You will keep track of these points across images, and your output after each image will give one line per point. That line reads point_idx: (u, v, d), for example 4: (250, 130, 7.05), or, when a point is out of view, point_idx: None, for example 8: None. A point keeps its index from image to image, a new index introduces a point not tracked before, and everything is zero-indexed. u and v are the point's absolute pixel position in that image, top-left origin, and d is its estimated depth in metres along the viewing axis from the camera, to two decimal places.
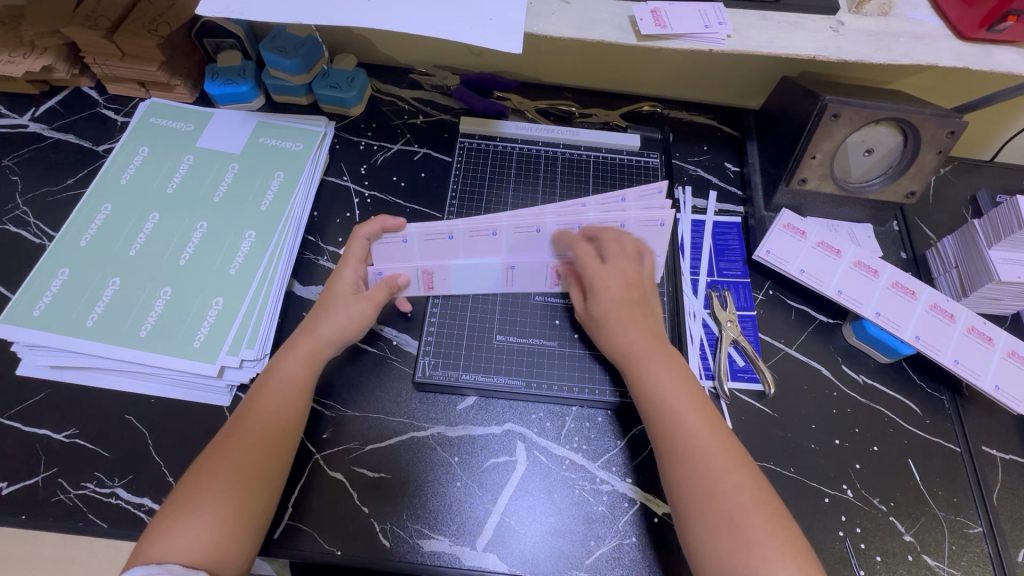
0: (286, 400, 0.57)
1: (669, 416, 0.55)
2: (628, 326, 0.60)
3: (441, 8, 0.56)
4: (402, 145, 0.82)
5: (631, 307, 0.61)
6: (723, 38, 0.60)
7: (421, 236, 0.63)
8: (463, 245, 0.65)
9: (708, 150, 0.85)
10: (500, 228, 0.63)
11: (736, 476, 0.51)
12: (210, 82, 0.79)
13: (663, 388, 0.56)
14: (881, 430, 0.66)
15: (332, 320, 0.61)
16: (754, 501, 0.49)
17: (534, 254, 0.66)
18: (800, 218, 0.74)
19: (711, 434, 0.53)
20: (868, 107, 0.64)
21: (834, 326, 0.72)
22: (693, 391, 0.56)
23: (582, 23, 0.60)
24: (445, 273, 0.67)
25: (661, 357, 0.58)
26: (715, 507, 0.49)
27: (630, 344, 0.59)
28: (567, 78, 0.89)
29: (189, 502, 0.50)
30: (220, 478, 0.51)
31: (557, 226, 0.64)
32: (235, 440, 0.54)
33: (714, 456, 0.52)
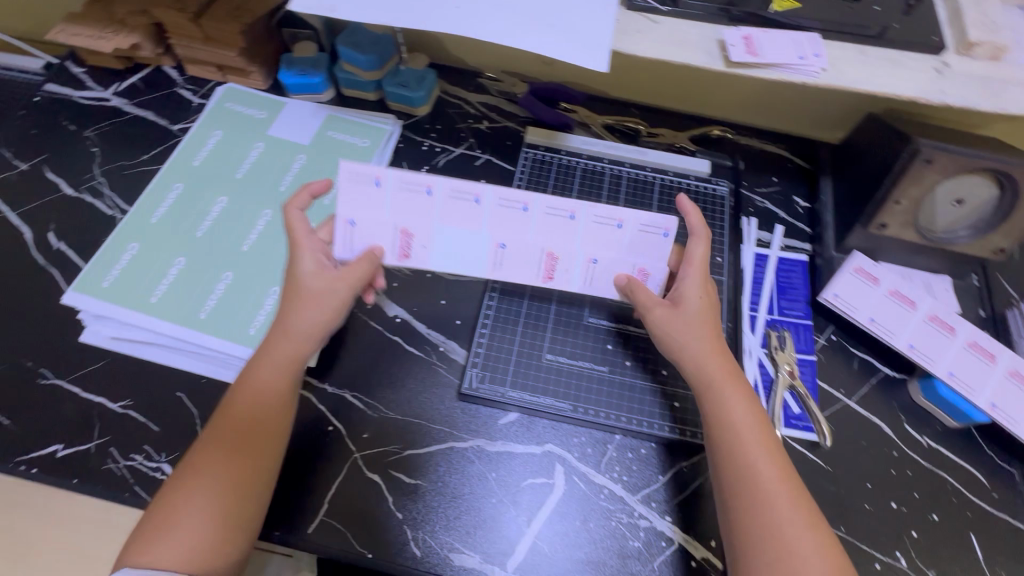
0: (270, 405, 0.55)
1: (729, 445, 0.52)
2: (696, 346, 0.57)
3: (529, 19, 0.55)
4: (465, 149, 0.82)
5: (701, 323, 0.58)
6: (818, 71, 0.57)
7: (397, 183, 0.58)
8: (439, 206, 0.59)
9: (778, 182, 0.82)
10: (436, 185, 0.58)
11: (796, 525, 0.48)
12: (285, 71, 0.81)
13: (720, 418, 0.54)
14: (943, 498, 0.62)
15: (306, 316, 0.58)
16: (812, 547, 0.47)
17: (526, 234, 0.61)
18: (873, 263, 0.71)
19: (769, 472, 0.51)
20: (965, 155, 0.60)
21: (899, 381, 0.68)
22: (754, 427, 0.53)
23: (668, 45, 0.58)
24: (422, 239, 0.61)
25: (723, 384, 0.55)
26: (769, 546, 0.47)
27: (696, 365, 0.57)
28: (635, 95, 0.87)
29: (168, 517, 0.49)
30: (197, 494, 0.50)
31: (547, 208, 0.59)
32: (211, 455, 0.52)
33: (771, 497, 0.49)
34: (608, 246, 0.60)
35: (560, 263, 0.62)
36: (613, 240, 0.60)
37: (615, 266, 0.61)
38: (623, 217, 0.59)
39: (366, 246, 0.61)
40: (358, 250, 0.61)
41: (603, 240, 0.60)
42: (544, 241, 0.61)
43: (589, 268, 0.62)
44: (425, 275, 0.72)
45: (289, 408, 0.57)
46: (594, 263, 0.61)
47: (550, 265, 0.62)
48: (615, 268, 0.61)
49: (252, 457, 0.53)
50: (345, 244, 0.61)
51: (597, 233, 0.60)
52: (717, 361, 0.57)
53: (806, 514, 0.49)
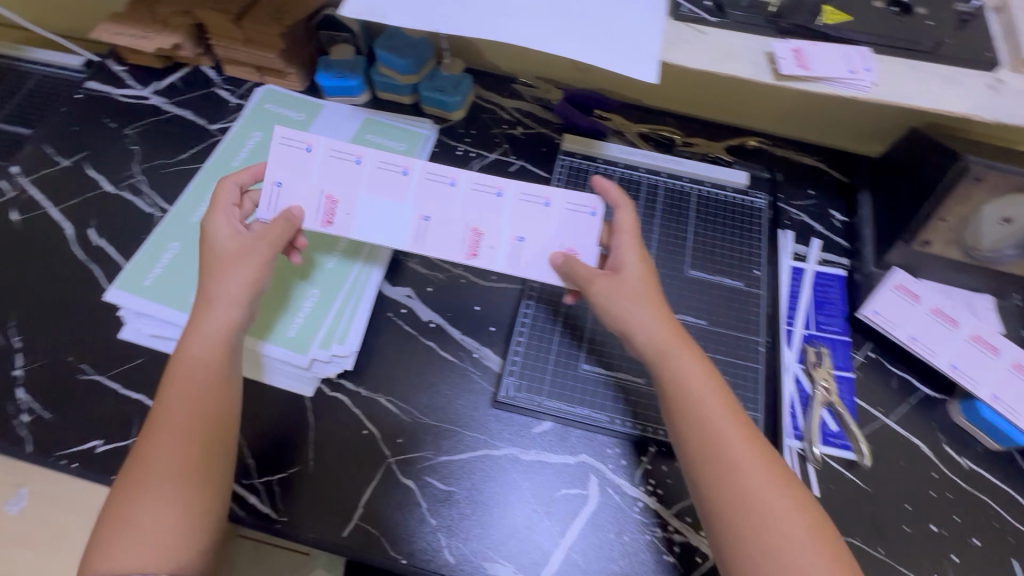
0: (207, 382, 0.54)
1: (688, 419, 0.50)
2: (642, 319, 0.55)
3: (579, 28, 0.55)
4: (499, 155, 0.82)
5: (642, 291, 0.57)
6: (868, 85, 0.56)
7: (328, 148, 0.62)
8: (368, 174, 0.62)
9: (814, 195, 0.81)
10: (366, 155, 0.62)
11: (766, 481, 0.46)
12: (323, 73, 0.81)
13: (674, 392, 0.51)
14: (984, 522, 0.61)
15: (235, 279, 0.57)
16: (790, 513, 0.45)
17: (451, 209, 0.63)
18: (914, 281, 0.70)
19: (735, 444, 0.48)
20: (1016, 174, 0.59)
21: (939, 401, 0.67)
22: (710, 387, 0.51)
23: (716, 57, 0.58)
24: (347, 206, 0.62)
25: (674, 357, 0.53)
26: (746, 519, 0.45)
27: (647, 338, 0.54)
28: (670, 104, 0.86)
29: (120, 524, 0.47)
30: (144, 496, 0.48)
31: (474, 184, 0.63)
32: (154, 452, 0.50)
33: (740, 464, 0.47)
34: (532, 224, 0.62)
35: (484, 240, 0.62)
36: (540, 218, 0.62)
37: (538, 246, 0.62)
38: (548, 196, 0.62)
39: (290, 206, 0.62)
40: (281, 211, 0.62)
41: (531, 219, 0.62)
42: (468, 217, 0.63)
43: (515, 246, 0.62)
44: (459, 280, 0.72)
45: (231, 378, 0.55)
46: (521, 242, 0.62)
47: (475, 241, 0.62)
48: (538, 248, 0.62)
49: (199, 438, 0.51)
50: (269, 204, 0.62)
51: (524, 210, 0.62)
52: (664, 332, 0.54)
53: (772, 465, 0.48)
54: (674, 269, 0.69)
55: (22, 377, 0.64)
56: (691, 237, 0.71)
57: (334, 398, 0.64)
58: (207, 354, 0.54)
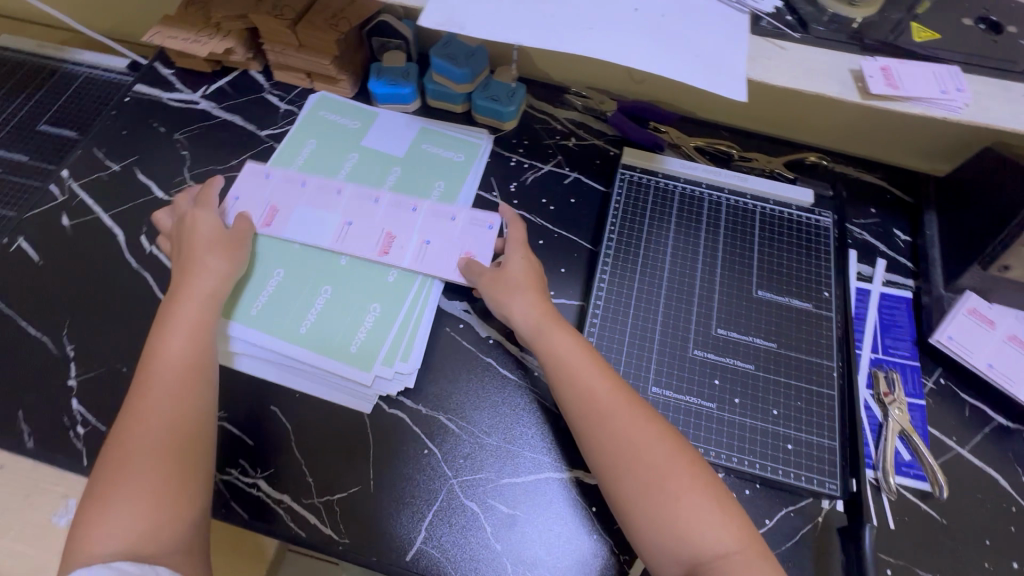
0: (190, 347, 0.56)
1: (566, 381, 0.55)
2: (525, 299, 0.60)
3: (664, 43, 0.53)
4: (553, 166, 0.81)
5: (523, 275, 0.62)
6: (961, 106, 0.54)
7: (281, 175, 0.71)
8: (309, 193, 0.69)
9: (877, 213, 0.79)
10: (309, 179, 0.71)
11: (636, 427, 0.51)
12: (375, 80, 0.80)
13: (555, 362, 0.56)
14: None
15: (215, 257, 0.62)
16: (657, 450, 0.50)
17: (372, 218, 0.68)
18: (989, 306, 0.68)
19: (612, 400, 0.53)
20: None
21: (1015, 431, 0.65)
22: (579, 352, 0.56)
23: (800, 73, 0.56)
24: (285, 214, 0.68)
25: (552, 331, 0.58)
26: (625, 457, 0.50)
27: (523, 319, 0.59)
28: (726, 117, 0.85)
29: (104, 501, 0.48)
30: (129, 467, 0.49)
31: (395, 201, 0.69)
32: (136, 425, 0.51)
33: (611, 415, 0.52)
34: (442, 235, 0.67)
35: (396, 242, 0.66)
36: (447, 230, 0.68)
37: (443, 254, 0.66)
38: (454, 213, 0.69)
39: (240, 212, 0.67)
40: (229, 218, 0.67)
41: (439, 228, 0.68)
42: (385, 225, 0.68)
43: (421, 249, 0.66)
44: None
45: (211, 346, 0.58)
46: (428, 244, 0.67)
47: (388, 242, 0.66)
48: (443, 252, 0.66)
49: (186, 400, 0.53)
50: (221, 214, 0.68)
51: (434, 223, 0.68)
52: (541, 309, 0.59)
53: (643, 411, 0.53)
54: (741, 288, 0.67)
55: (76, 387, 0.63)
56: (757, 256, 0.69)
57: (392, 416, 0.62)
58: (187, 324, 0.57)
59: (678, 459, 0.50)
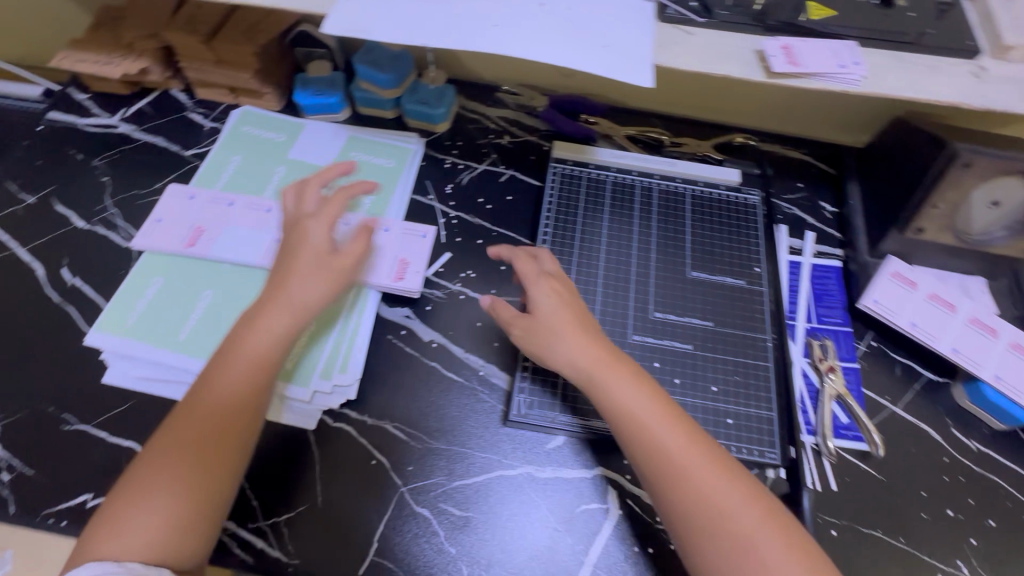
0: (254, 376, 0.53)
1: (637, 438, 0.50)
2: (574, 346, 0.54)
3: (574, 36, 0.54)
4: (488, 165, 0.81)
5: (561, 316, 0.56)
6: (859, 79, 0.57)
7: (208, 196, 0.68)
8: (238, 213, 0.67)
9: (804, 188, 0.82)
10: (238, 198, 0.68)
11: (717, 484, 0.47)
12: (301, 92, 0.79)
13: (620, 415, 0.51)
14: (998, 503, 0.62)
15: (307, 280, 0.57)
16: (737, 507, 0.46)
17: None
18: (909, 268, 0.71)
19: (684, 455, 0.49)
20: (1003, 158, 0.60)
21: (943, 384, 0.68)
22: (647, 402, 0.51)
23: (708, 57, 0.58)
24: (213, 234, 0.66)
25: (611, 380, 0.52)
26: (706, 520, 0.46)
27: (575, 368, 0.54)
28: (655, 105, 0.87)
29: (128, 504, 0.46)
30: (164, 475, 0.47)
31: None
32: (187, 436, 0.49)
33: (690, 472, 0.48)
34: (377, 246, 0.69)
35: None
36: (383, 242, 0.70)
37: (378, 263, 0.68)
38: (388, 226, 0.72)
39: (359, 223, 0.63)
40: (153, 244, 0.65)
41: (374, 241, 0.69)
42: None
43: None
44: (459, 296, 0.70)
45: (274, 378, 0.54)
46: None
47: None
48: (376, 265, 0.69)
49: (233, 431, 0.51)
50: (144, 237, 0.66)
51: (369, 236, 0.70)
52: (596, 354, 0.54)
53: (723, 465, 0.49)
54: (675, 271, 0.68)
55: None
56: (689, 238, 0.70)
57: (336, 428, 0.62)
58: (258, 349, 0.53)
59: (761, 514, 0.47)
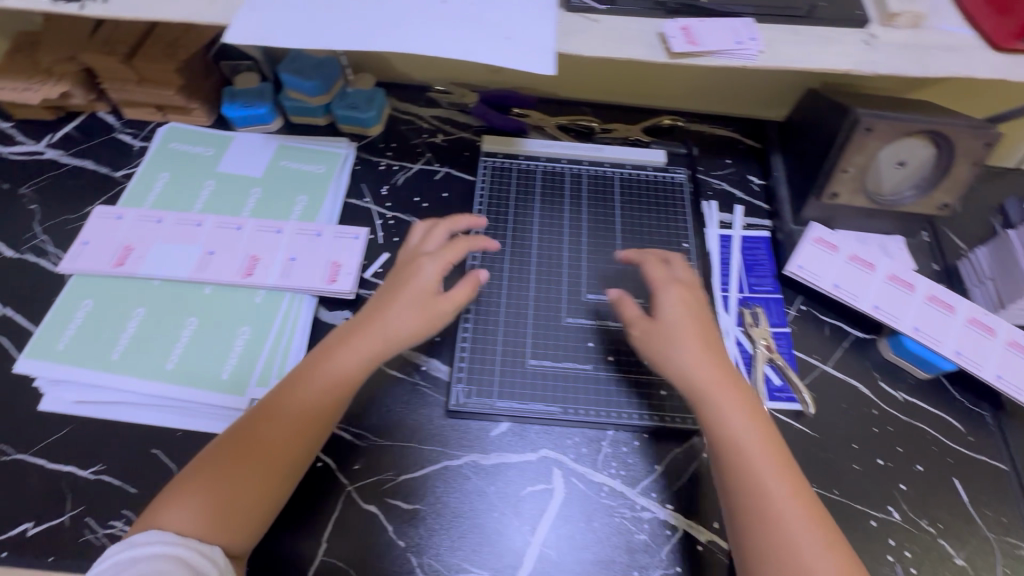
0: (324, 402, 0.54)
1: (742, 460, 0.52)
2: (692, 359, 0.56)
3: (478, 30, 0.56)
4: (423, 164, 0.82)
5: (686, 329, 0.58)
6: (757, 54, 0.59)
7: (135, 215, 0.68)
8: (167, 230, 0.67)
9: (732, 164, 0.84)
10: (166, 215, 0.68)
11: (803, 529, 0.48)
12: (229, 105, 0.79)
13: (723, 427, 0.53)
14: (925, 448, 0.65)
15: (404, 315, 0.57)
16: (802, 531, 0.48)
17: (235, 244, 0.66)
18: (831, 232, 0.74)
19: (766, 470, 0.51)
20: (902, 120, 0.63)
21: (869, 341, 0.71)
22: (756, 432, 0.53)
23: (613, 42, 0.60)
24: (142, 252, 0.65)
25: (722, 395, 0.54)
26: (765, 536, 0.49)
27: (691, 378, 0.55)
28: (585, 94, 0.88)
29: (189, 490, 0.50)
30: (234, 472, 0.51)
31: (258, 225, 0.68)
32: (271, 445, 0.52)
33: (780, 507, 0.49)
34: (308, 250, 0.66)
35: (260, 262, 0.65)
36: (313, 245, 0.67)
37: (309, 268, 0.65)
38: (319, 228, 0.68)
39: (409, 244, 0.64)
40: (81, 266, 0.65)
41: (305, 245, 0.67)
42: (249, 250, 0.66)
43: (286, 267, 0.65)
44: None
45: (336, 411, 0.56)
46: (293, 261, 0.65)
47: (251, 264, 0.64)
48: (310, 265, 0.65)
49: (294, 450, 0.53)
50: (71, 260, 0.66)
51: (299, 241, 0.67)
52: (714, 371, 0.55)
53: (814, 515, 0.50)
54: (606, 253, 0.70)
55: None
56: (619, 220, 0.72)
57: None
58: (332, 380, 0.55)
59: (822, 546, 0.48)
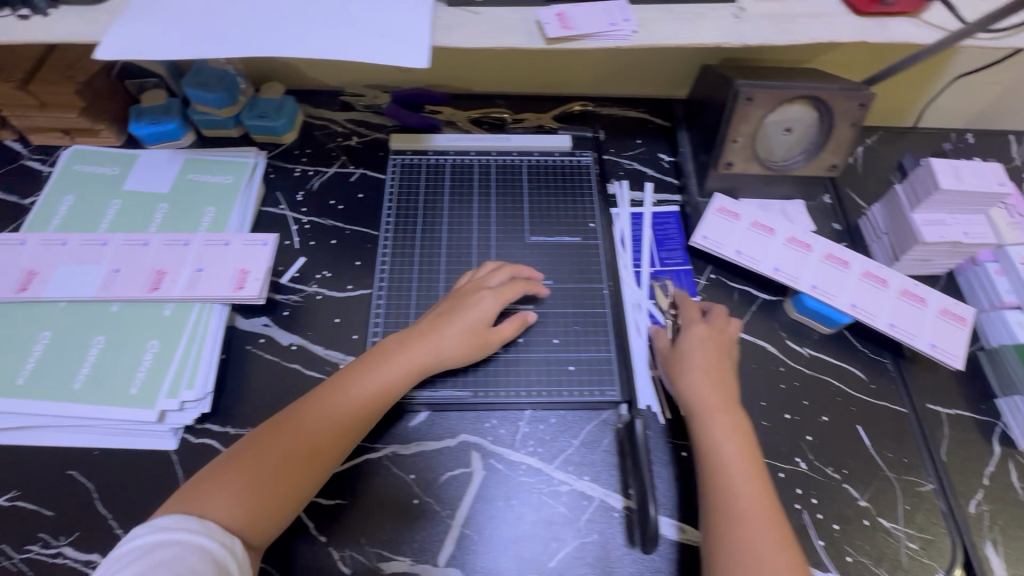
0: (363, 410, 0.58)
1: (723, 471, 0.56)
2: (694, 381, 0.61)
3: (353, 30, 0.57)
4: (338, 167, 0.82)
5: (704, 357, 0.62)
6: (630, 34, 0.61)
7: (39, 239, 0.68)
8: (73, 252, 0.67)
9: (642, 143, 0.86)
10: (71, 237, 0.68)
11: (768, 544, 0.51)
12: (135, 123, 0.79)
13: (710, 437, 0.58)
14: (830, 400, 0.67)
15: (453, 338, 0.62)
16: (762, 527, 0.52)
17: (141, 260, 0.66)
18: (734, 201, 0.76)
19: (743, 474, 0.56)
20: (779, 88, 0.66)
21: (776, 302, 0.74)
22: (739, 452, 0.57)
23: (492, 32, 0.61)
24: (47, 275, 0.65)
25: (716, 413, 0.59)
26: (732, 539, 0.52)
27: (691, 396, 0.61)
28: (497, 86, 0.90)
29: (228, 472, 0.53)
30: (270, 464, 0.53)
31: (165, 240, 0.68)
32: (318, 445, 0.55)
33: (748, 521, 0.53)
34: (215, 261, 0.66)
35: (167, 276, 0.65)
36: (220, 255, 0.67)
37: (215, 277, 0.65)
38: (228, 237, 0.68)
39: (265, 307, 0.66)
40: None
41: (212, 255, 0.67)
42: (156, 264, 0.66)
43: (193, 278, 0.65)
44: (316, 297, 0.72)
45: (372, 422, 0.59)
46: (200, 272, 0.66)
47: (157, 278, 0.65)
48: (217, 275, 0.65)
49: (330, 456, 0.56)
50: None
51: (206, 251, 0.67)
52: (713, 393, 0.60)
53: (779, 532, 0.52)
54: (515, 239, 0.72)
55: None
56: (526, 207, 0.74)
57: (199, 445, 0.61)
58: (376, 391, 0.59)
59: (781, 550, 0.51)
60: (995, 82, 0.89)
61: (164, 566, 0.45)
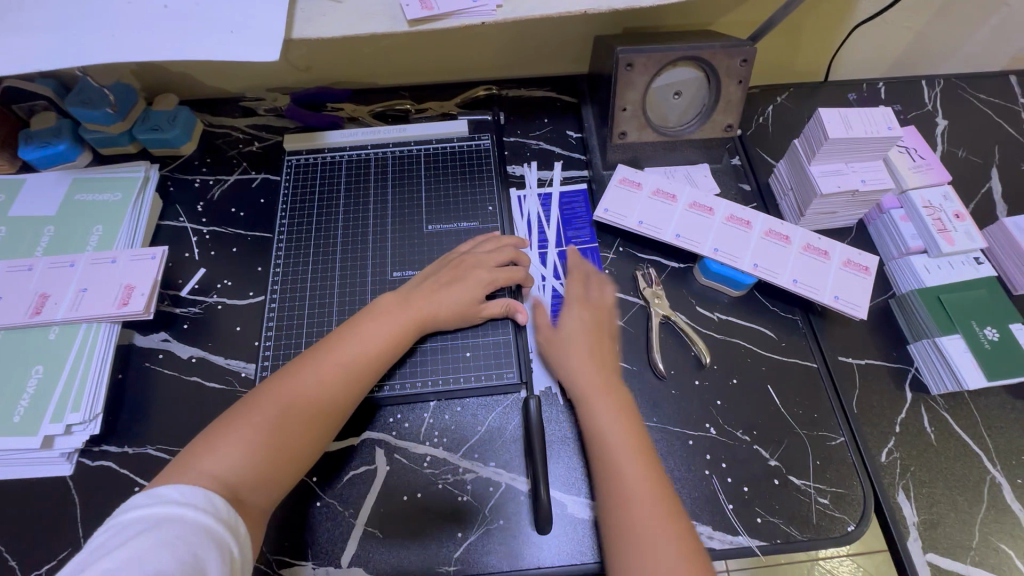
0: (360, 365, 0.57)
1: (607, 453, 0.54)
2: (570, 363, 0.61)
3: (202, 30, 0.55)
4: (239, 175, 0.81)
5: (578, 337, 0.62)
6: (495, 9, 0.60)
7: None
8: None
9: (549, 122, 0.85)
10: None
11: (650, 520, 0.49)
12: (25, 148, 0.75)
13: (588, 426, 0.57)
14: (740, 362, 0.66)
15: (452, 296, 0.63)
16: (647, 505, 0.50)
17: (25, 285, 0.65)
18: (636, 171, 0.75)
19: (625, 454, 0.53)
20: (658, 51, 0.65)
21: (686, 269, 0.72)
22: (620, 430, 0.55)
23: (354, 20, 0.60)
24: None
25: (592, 392, 0.58)
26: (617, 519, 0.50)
27: (570, 377, 0.60)
28: (399, 78, 0.89)
29: (223, 435, 0.50)
30: (271, 423, 0.52)
31: (50, 262, 0.66)
32: (322, 403, 0.54)
33: (631, 499, 0.50)
34: (102, 279, 0.65)
35: (50, 300, 0.64)
36: (105, 273, 0.66)
37: (100, 296, 0.64)
38: (115, 253, 0.67)
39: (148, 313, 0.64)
40: None
41: (98, 273, 0.66)
42: (39, 289, 0.65)
43: (78, 298, 0.64)
44: (217, 307, 0.70)
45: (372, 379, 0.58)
46: (84, 292, 0.64)
47: (40, 302, 0.64)
48: (101, 292, 0.64)
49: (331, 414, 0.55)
50: None
51: (90, 270, 0.66)
52: (587, 371, 0.59)
53: (665, 506, 0.50)
54: (411, 230, 0.71)
55: None
56: (425, 198, 0.74)
57: (95, 467, 0.60)
58: (378, 345, 0.59)
59: (665, 524, 0.49)
60: (906, 29, 0.88)
61: (172, 545, 0.40)
